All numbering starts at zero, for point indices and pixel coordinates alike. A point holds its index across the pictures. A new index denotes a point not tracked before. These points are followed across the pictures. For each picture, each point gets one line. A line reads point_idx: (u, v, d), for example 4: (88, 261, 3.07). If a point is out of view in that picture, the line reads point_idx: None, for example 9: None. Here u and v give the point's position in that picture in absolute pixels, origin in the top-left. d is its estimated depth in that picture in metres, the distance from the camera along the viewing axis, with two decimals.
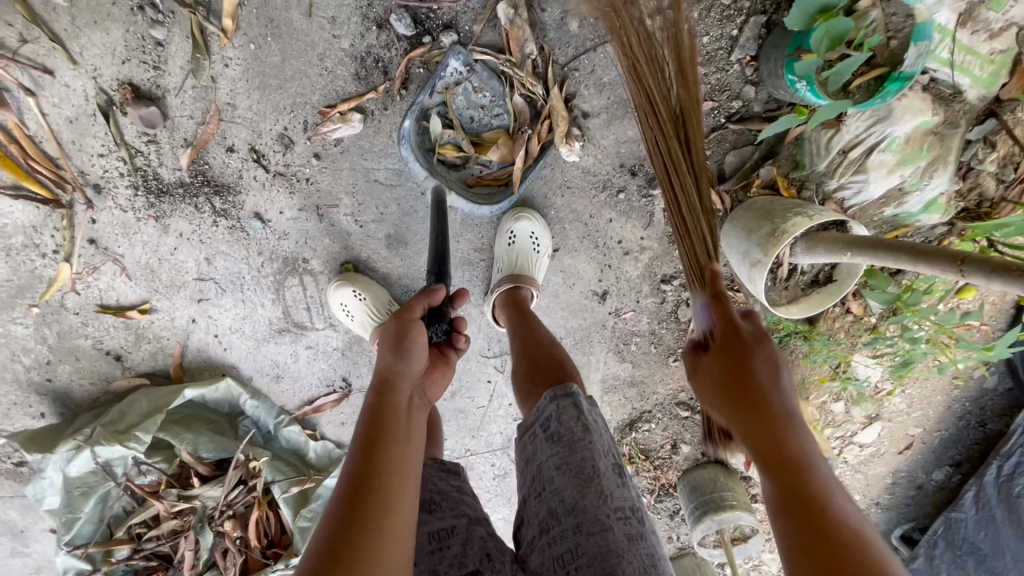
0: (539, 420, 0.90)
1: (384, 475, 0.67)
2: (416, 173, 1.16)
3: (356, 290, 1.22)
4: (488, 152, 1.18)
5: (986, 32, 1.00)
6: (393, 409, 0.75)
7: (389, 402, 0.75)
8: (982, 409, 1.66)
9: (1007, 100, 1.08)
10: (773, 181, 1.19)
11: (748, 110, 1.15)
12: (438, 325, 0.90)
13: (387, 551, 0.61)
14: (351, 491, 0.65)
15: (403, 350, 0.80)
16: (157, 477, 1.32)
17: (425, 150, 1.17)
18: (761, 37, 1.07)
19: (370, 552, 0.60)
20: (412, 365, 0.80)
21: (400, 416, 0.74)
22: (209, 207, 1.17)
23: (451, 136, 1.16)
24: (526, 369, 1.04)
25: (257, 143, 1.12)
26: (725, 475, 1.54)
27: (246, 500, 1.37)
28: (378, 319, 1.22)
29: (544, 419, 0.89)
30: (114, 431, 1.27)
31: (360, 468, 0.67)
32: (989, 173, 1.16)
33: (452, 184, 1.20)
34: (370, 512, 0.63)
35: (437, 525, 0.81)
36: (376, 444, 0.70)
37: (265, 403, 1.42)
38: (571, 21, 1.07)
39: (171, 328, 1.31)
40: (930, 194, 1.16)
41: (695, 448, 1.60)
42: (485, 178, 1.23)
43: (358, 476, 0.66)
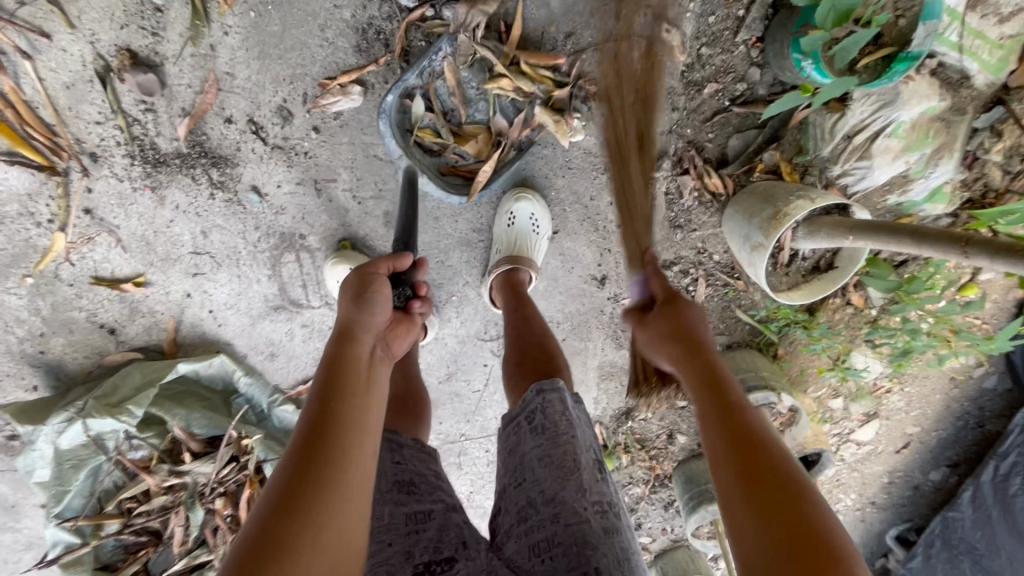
0: (523, 413, 0.88)
1: (343, 421, 0.67)
2: (392, 151, 1.15)
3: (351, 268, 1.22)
4: (466, 143, 1.18)
5: (996, 16, 0.99)
6: (352, 363, 0.74)
7: (349, 355, 0.74)
8: (981, 410, 1.64)
9: (1015, 87, 1.07)
10: (775, 167, 1.18)
11: (753, 93, 1.13)
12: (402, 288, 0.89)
13: (348, 491, 0.62)
14: (303, 448, 0.63)
15: (366, 301, 0.80)
16: (148, 452, 1.31)
17: (404, 131, 1.16)
18: (768, 17, 1.06)
19: (329, 490, 0.61)
20: (375, 317, 0.80)
21: (361, 370, 0.73)
22: (206, 179, 1.16)
23: (431, 120, 1.16)
24: (517, 360, 1.03)
25: (255, 114, 1.11)
26: None
27: (237, 478, 1.36)
28: None
29: (528, 410, 0.86)
30: (106, 403, 1.26)
31: (320, 415, 0.67)
32: (995, 163, 1.15)
33: (426, 167, 1.19)
34: (331, 455, 0.63)
35: (414, 507, 0.80)
36: (333, 396, 0.69)
37: (259, 381, 1.41)
38: None
39: (166, 302, 1.30)
40: (935, 182, 1.15)
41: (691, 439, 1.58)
42: (458, 169, 1.22)
43: (318, 422, 0.66)
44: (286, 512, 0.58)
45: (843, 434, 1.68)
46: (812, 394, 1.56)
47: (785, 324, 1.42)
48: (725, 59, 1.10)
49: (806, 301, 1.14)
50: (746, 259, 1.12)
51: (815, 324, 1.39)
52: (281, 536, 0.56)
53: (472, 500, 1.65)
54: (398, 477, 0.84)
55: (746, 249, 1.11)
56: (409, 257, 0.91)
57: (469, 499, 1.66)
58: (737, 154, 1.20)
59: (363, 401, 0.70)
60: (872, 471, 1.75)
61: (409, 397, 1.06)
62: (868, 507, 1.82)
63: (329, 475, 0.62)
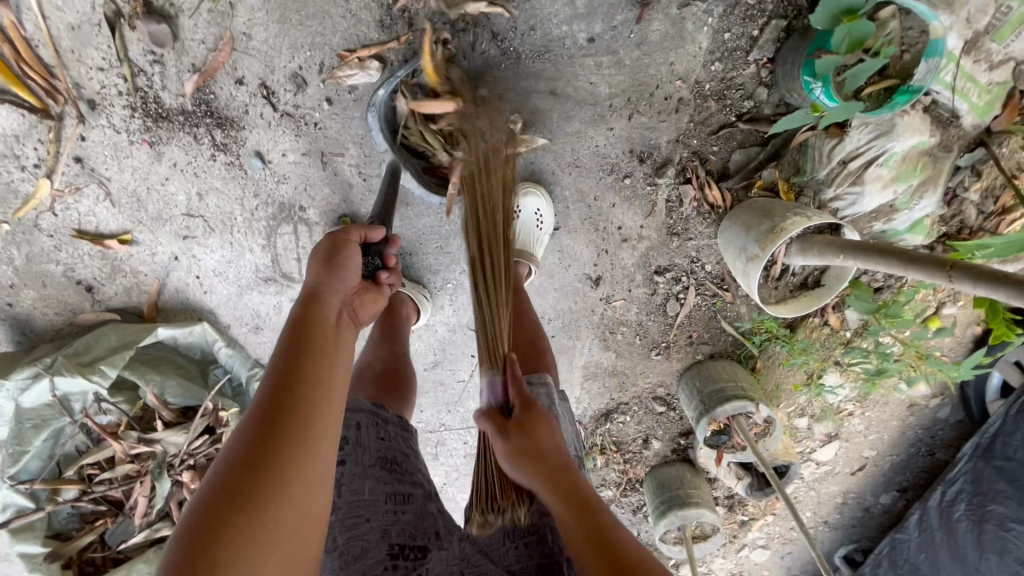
0: None
1: (312, 373, 0.67)
2: (377, 145, 1.12)
3: None
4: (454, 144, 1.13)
5: (987, 62, 1.05)
6: (319, 321, 0.74)
7: (313, 314, 0.74)
8: (932, 438, 1.73)
9: (996, 132, 1.14)
10: (773, 184, 1.23)
11: (759, 111, 1.17)
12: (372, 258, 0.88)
13: (317, 437, 0.63)
14: (274, 395, 0.63)
15: (335, 266, 0.80)
16: (117, 418, 1.26)
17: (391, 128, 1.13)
18: (781, 40, 1.09)
19: (299, 436, 0.61)
20: (343, 282, 0.80)
21: (329, 329, 0.74)
22: (209, 140, 1.13)
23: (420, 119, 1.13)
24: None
25: (268, 79, 1.09)
26: (691, 473, 1.59)
27: (208, 452, 1.32)
28: None
29: None
30: (77, 362, 1.21)
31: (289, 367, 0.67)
32: (971, 202, 1.23)
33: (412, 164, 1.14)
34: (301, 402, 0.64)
35: (395, 488, 0.78)
36: (300, 351, 0.69)
37: (240, 354, 1.37)
38: None
39: (151, 263, 1.26)
40: (917, 213, 1.22)
41: (665, 445, 1.62)
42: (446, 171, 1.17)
43: (287, 374, 0.66)
44: (263, 454, 0.59)
45: (805, 453, 1.73)
46: (783, 409, 1.61)
47: (766, 338, 1.47)
48: (736, 76, 1.14)
49: (793, 314, 1.18)
50: (742, 270, 1.16)
51: (794, 339, 1.45)
52: (253, 479, 0.57)
53: (443, 491, 1.65)
54: (379, 454, 0.81)
55: (742, 260, 1.15)
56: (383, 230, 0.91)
57: (442, 490, 1.65)
58: (738, 168, 1.24)
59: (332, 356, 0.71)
60: (828, 490, 1.81)
61: (388, 371, 1.03)
62: (822, 525, 1.89)
63: (299, 415, 0.63)
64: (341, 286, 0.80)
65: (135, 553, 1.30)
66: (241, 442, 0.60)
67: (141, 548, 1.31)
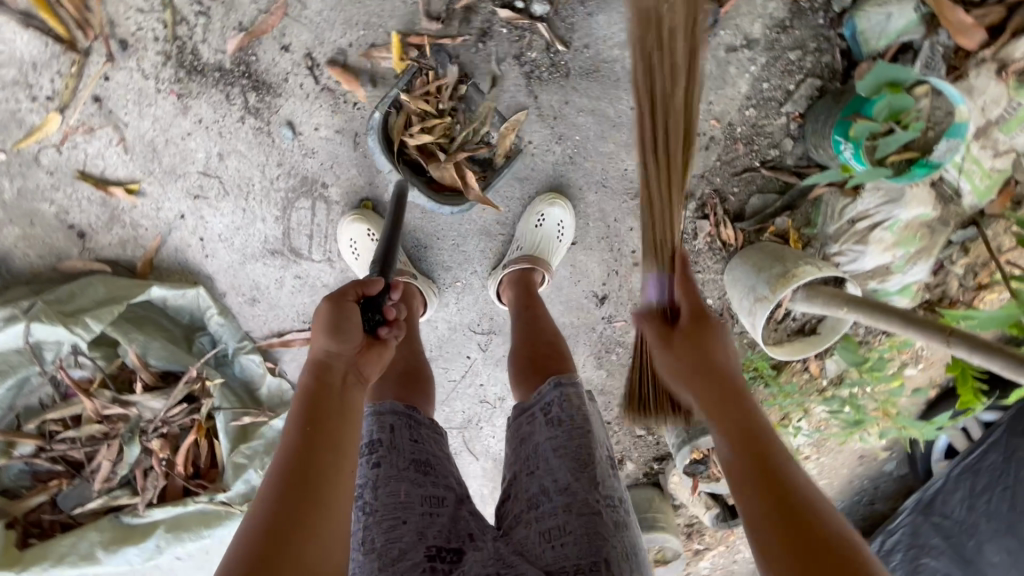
0: (539, 403, 0.88)
1: (320, 459, 0.71)
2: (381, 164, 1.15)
3: (370, 229, 1.19)
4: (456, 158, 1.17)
5: (993, 149, 1.13)
6: (322, 392, 0.78)
7: (314, 386, 0.78)
8: (876, 489, 1.83)
9: (989, 214, 1.24)
10: (784, 232, 1.28)
11: (782, 160, 1.23)
12: (373, 313, 0.87)
13: (324, 523, 0.67)
14: (284, 484, 0.68)
15: (338, 333, 0.81)
16: (91, 374, 1.19)
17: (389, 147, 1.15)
18: (813, 97, 1.15)
19: (306, 526, 0.65)
20: (345, 347, 0.82)
21: (331, 397, 0.77)
22: (241, 101, 1.10)
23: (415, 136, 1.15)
24: (526, 354, 1.02)
25: (316, 50, 1.08)
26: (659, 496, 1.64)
27: (184, 421, 1.27)
28: None
29: (545, 402, 0.87)
30: (59, 311, 1.14)
31: (297, 453, 0.71)
32: (955, 274, 1.32)
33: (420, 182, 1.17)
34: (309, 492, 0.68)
35: (429, 490, 0.81)
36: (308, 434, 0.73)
37: (231, 324, 1.32)
38: None
39: (154, 218, 1.20)
40: (909, 278, 1.29)
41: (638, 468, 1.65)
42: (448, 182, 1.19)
43: (296, 461, 0.70)
44: (272, 535, 0.64)
45: None
46: None
47: (752, 377, 1.52)
48: (767, 124, 1.19)
49: (789, 357, 1.22)
50: (748, 308, 1.21)
51: (777, 382, 1.50)
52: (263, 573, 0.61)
53: None
54: (411, 456, 0.83)
55: (749, 299, 1.20)
56: (380, 281, 0.88)
57: None
58: (753, 212, 1.29)
59: (333, 427, 0.74)
60: None
61: (412, 370, 1.05)
62: None
63: (307, 505, 0.67)
64: (340, 351, 0.81)
65: (88, 520, 1.24)
66: (254, 518, 0.65)
67: (97, 513, 1.25)
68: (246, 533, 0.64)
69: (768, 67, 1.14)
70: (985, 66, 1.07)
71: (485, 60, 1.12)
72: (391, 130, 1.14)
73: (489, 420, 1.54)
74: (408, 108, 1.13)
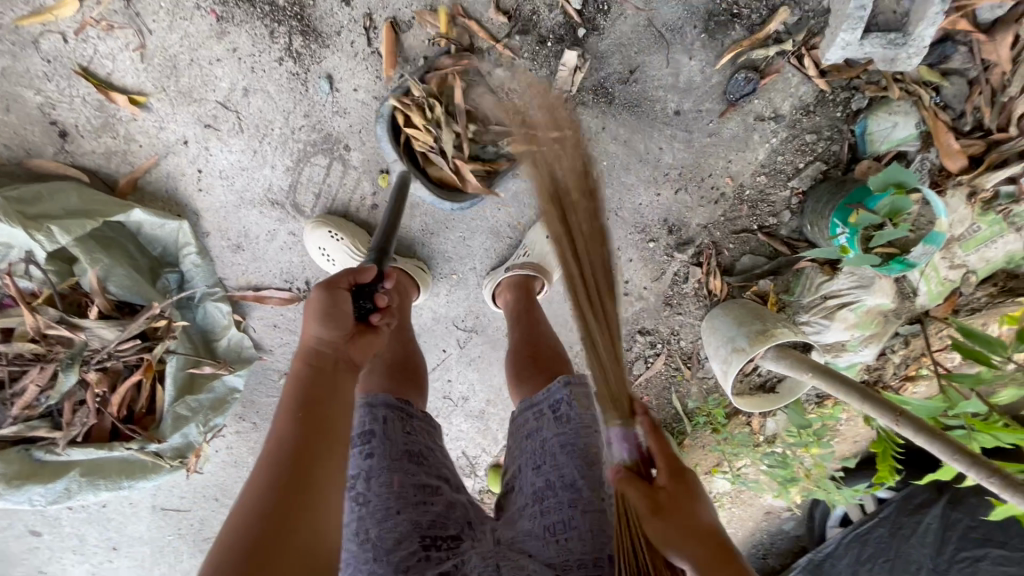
0: (546, 401, 0.92)
1: (314, 445, 0.72)
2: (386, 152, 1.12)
3: (332, 231, 1.18)
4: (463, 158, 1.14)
5: (950, 261, 1.29)
6: (315, 378, 0.80)
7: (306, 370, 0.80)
8: (774, 545, 1.97)
9: (933, 316, 1.39)
10: (765, 294, 1.37)
11: (777, 229, 1.33)
12: (366, 300, 0.90)
13: (316, 507, 0.68)
14: (278, 469, 0.69)
15: (328, 320, 0.83)
16: (39, 287, 1.07)
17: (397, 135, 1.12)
18: (817, 179, 1.26)
19: (299, 508, 0.67)
20: (336, 334, 0.84)
21: (323, 381, 0.79)
22: (284, 42, 1.05)
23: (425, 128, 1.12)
24: (528, 354, 1.07)
25: (376, 13, 1.05)
26: None
27: (134, 358, 1.17)
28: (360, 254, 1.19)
29: (553, 401, 0.91)
30: (22, 211, 1.01)
31: (293, 440, 0.72)
32: (892, 363, 1.48)
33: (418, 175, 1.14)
34: (303, 478, 0.69)
35: (422, 479, 0.86)
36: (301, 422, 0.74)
37: (207, 267, 1.23)
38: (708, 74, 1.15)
39: (152, 137, 1.11)
40: (857, 359, 1.42)
41: None
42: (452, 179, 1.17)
43: (292, 447, 0.71)
44: (265, 520, 0.65)
45: None
46: None
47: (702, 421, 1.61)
48: (773, 194, 1.29)
49: (751, 409, 1.30)
50: (724, 356, 1.28)
51: (723, 430, 1.60)
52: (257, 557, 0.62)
53: None
54: (409, 446, 0.88)
55: (727, 348, 1.28)
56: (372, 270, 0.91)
57: None
58: (741, 270, 1.38)
59: (328, 411, 0.77)
60: None
61: (400, 361, 1.07)
62: None
63: (300, 490, 0.68)
64: (333, 335, 0.83)
65: None
66: (255, 499, 0.67)
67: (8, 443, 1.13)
68: (245, 513, 0.65)
69: (786, 143, 1.24)
70: (958, 190, 1.22)
71: (539, 68, 1.13)
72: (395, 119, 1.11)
73: (448, 413, 1.55)
74: (413, 98, 1.09)
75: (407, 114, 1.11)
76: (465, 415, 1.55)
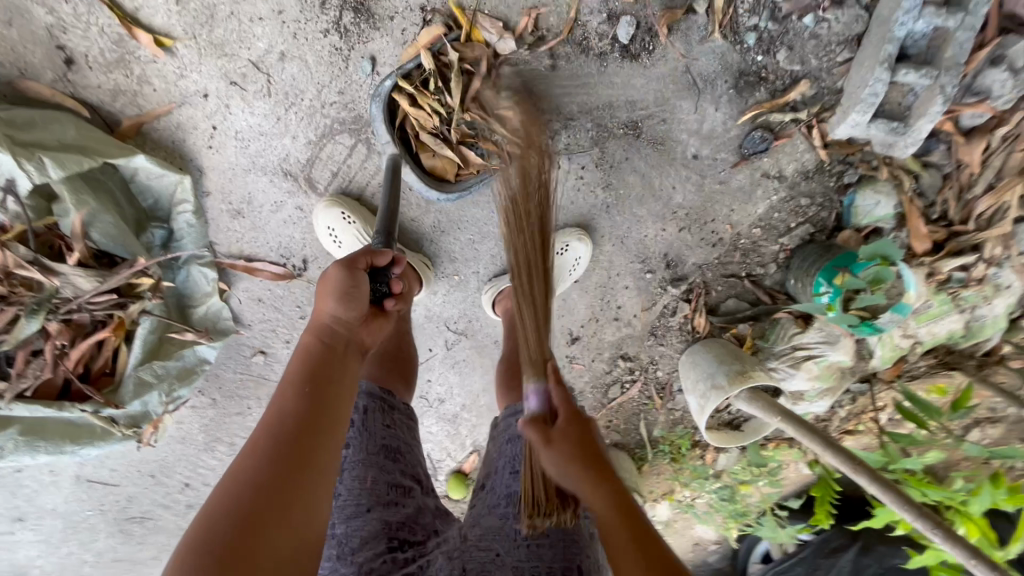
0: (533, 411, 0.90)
1: (320, 421, 0.69)
2: (380, 134, 1.11)
3: (345, 213, 1.16)
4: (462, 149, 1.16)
5: (904, 332, 1.43)
6: (326, 354, 0.76)
7: (314, 347, 0.76)
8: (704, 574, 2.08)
9: (880, 377, 1.54)
10: (742, 337, 1.47)
11: (762, 279, 1.43)
12: (381, 283, 0.88)
13: (315, 485, 0.64)
14: (282, 437, 0.65)
15: (346, 298, 0.80)
16: (13, 221, 0.97)
17: (393, 117, 1.12)
18: (804, 240, 1.38)
19: (298, 484, 0.63)
20: (350, 314, 0.81)
21: (334, 359, 0.76)
22: (334, 15, 1.02)
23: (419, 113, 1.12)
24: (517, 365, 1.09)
25: (432, 7, 1.05)
26: None
27: (105, 313, 1.08)
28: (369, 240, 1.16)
29: None
30: (11, 136, 0.92)
31: (300, 412, 0.68)
32: (838, 416, 1.62)
33: (413, 162, 1.16)
34: (307, 451, 0.65)
35: (394, 479, 0.80)
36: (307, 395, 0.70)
37: (200, 229, 1.16)
38: (730, 128, 1.23)
39: (169, 84, 1.04)
40: (812, 408, 1.54)
41: None
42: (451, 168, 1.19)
43: (298, 418, 0.67)
44: (262, 491, 0.60)
45: None
46: None
47: (663, 450, 1.67)
48: (764, 247, 1.39)
49: (719, 444, 1.38)
50: (702, 391, 1.35)
51: (682, 462, 1.67)
52: (248, 530, 0.57)
53: None
54: (384, 440, 0.83)
55: (706, 383, 1.35)
56: (391, 254, 0.90)
57: None
58: (725, 312, 1.46)
59: (336, 389, 0.74)
60: None
61: (393, 350, 1.03)
62: None
63: (302, 463, 0.64)
64: (349, 316, 0.81)
65: None
66: (251, 466, 0.62)
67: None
68: (242, 480, 0.61)
69: (783, 202, 1.33)
70: (922, 269, 1.35)
71: (579, 91, 1.16)
72: (389, 102, 1.10)
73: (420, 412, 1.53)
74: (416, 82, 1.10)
75: (401, 99, 1.11)
76: (437, 417, 1.53)
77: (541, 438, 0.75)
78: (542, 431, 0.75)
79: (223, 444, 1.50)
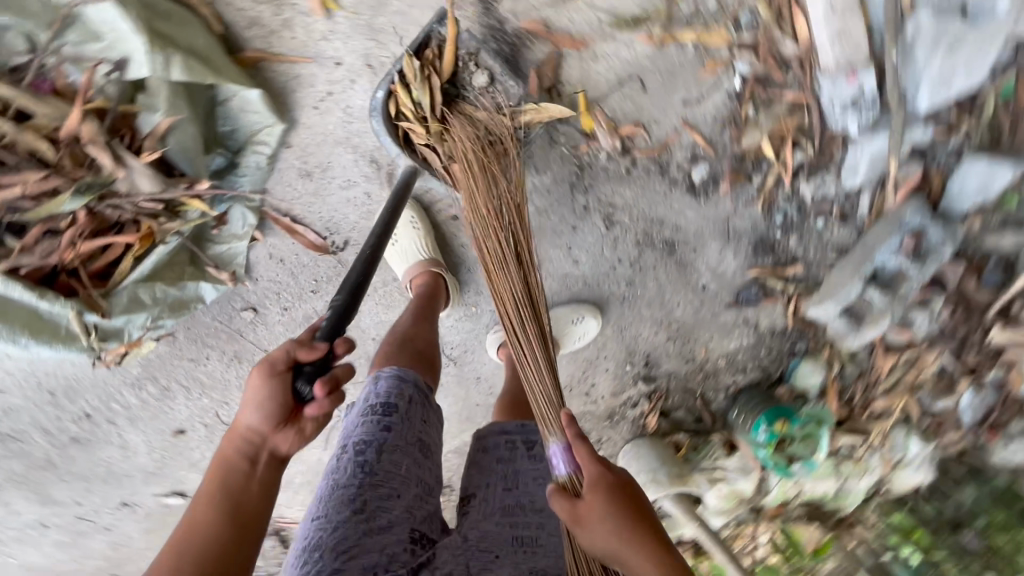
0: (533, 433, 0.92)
1: (235, 529, 0.74)
2: (387, 147, 1.15)
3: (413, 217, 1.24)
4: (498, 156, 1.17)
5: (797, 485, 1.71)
6: (244, 466, 0.79)
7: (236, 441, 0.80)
8: None
9: (764, 514, 1.80)
10: (679, 445, 1.66)
11: (711, 402, 1.65)
12: (305, 386, 0.81)
13: None
14: (190, 552, 0.70)
15: (264, 413, 0.79)
16: (100, 95, 0.91)
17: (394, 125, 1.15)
18: (753, 383, 1.63)
19: None
20: (264, 425, 0.80)
21: (246, 474, 0.78)
22: (486, 55, 1.13)
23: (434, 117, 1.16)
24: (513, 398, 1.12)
25: (563, 86, 1.20)
26: None
27: (136, 215, 1.01)
28: (424, 248, 1.27)
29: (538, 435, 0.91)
30: (148, 19, 0.90)
31: (216, 521, 0.73)
32: (722, 537, 1.85)
33: (434, 170, 1.21)
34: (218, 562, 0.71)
35: (424, 473, 0.80)
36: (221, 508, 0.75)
37: (264, 173, 1.15)
38: (738, 277, 1.47)
39: (309, 39, 1.06)
40: (708, 522, 1.76)
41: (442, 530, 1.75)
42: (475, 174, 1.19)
43: (214, 531, 0.72)
44: None
45: None
46: None
47: None
48: (723, 378, 1.62)
49: None
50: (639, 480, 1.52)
51: None
52: None
53: None
54: (422, 434, 0.84)
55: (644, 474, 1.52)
56: (323, 347, 0.82)
57: None
58: (672, 418, 1.66)
59: (254, 498, 0.77)
60: None
61: (422, 357, 1.06)
62: None
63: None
64: (263, 426, 0.80)
65: None
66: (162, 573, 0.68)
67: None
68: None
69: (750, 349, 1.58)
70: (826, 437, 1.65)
71: (643, 201, 1.34)
72: (391, 109, 1.13)
73: None
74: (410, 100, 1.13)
75: (400, 103, 1.13)
76: None
77: (569, 513, 0.73)
78: (570, 511, 0.72)
79: (155, 385, 1.37)
